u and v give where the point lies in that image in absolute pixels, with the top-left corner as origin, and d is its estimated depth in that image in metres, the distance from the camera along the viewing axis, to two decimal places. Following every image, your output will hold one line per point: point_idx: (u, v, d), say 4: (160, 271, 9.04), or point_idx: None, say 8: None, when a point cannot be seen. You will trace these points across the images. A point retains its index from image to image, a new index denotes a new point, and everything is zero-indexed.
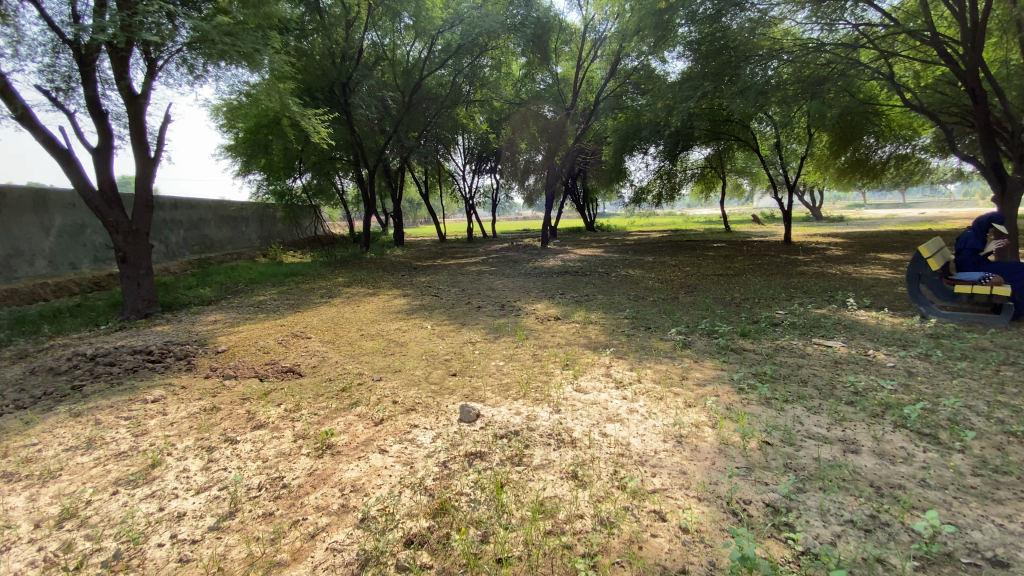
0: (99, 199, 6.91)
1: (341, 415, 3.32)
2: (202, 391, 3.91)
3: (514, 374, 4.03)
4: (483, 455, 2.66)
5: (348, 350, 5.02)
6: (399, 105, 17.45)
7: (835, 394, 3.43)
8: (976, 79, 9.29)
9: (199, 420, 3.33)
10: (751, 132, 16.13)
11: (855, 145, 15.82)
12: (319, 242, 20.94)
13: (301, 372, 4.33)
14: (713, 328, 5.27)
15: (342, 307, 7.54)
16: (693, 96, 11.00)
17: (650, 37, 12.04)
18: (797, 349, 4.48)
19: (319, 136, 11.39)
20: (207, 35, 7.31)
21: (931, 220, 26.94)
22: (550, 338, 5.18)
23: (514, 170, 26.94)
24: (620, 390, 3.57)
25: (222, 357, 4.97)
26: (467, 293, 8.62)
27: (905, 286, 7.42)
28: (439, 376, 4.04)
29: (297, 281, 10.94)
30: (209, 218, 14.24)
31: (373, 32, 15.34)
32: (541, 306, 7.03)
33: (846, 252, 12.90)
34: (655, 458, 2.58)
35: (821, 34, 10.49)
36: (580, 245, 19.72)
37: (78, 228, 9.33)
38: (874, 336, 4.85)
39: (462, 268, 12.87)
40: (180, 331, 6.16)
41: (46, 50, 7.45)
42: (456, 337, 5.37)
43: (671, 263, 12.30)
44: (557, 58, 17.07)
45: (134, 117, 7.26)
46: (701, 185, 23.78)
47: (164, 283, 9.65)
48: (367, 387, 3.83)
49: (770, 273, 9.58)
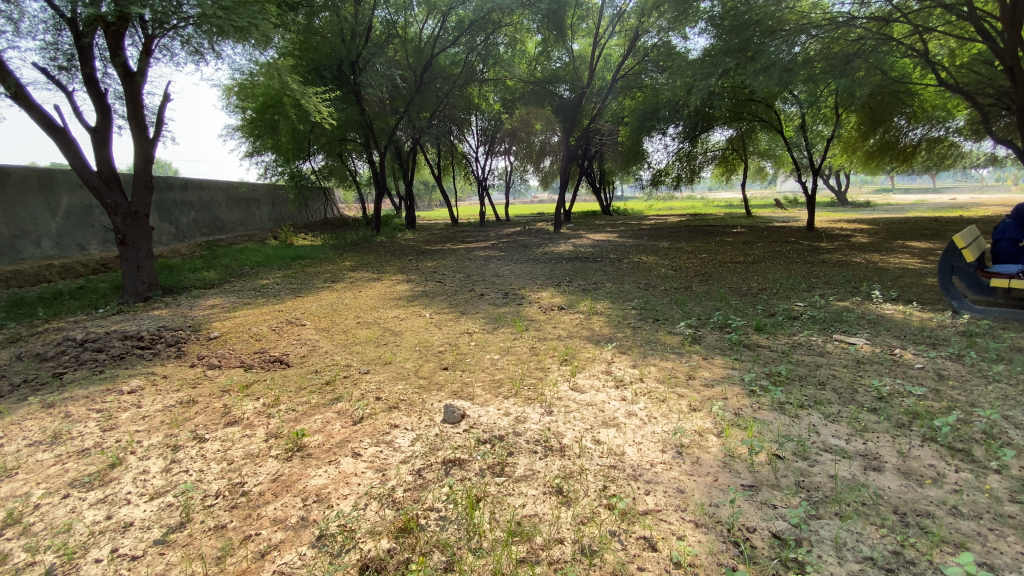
0: (97, 180, 6.79)
1: (320, 411, 3.12)
2: (182, 382, 3.78)
3: (508, 369, 3.79)
4: (462, 463, 2.43)
5: (341, 339, 4.82)
6: (410, 84, 17.04)
7: (856, 400, 3.12)
8: (1016, 58, 8.58)
9: (172, 414, 3.21)
10: (775, 112, 15.45)
11: (884, 126, 15.03)
12: (331, 225, 20.83)
13: (288, 362, 4.16)
14: (726, 321, 4.94)
15: (343, 293, 7.38)
16: (713, 75, 10.50)
17: (669, 12, 11.46)
18: (815, 347, 4.15)
19: (322, 114, 11.11)
20: (206, 11, 7.09)
21: (963, 207, 25.79)
22: (551, 330, 4.92)
23: (528, 152, 26.39)
24: (620, 389, 3.30)
25: (213, 344, 4.85)
26: (472, 279, 8.38)
27: (936, 279, 6.95)
28: (429, 370, 3.81)
29: (303, 265, 10.80)
30: (219, 200, 14.18)
31: (384, 9, 14.92)
32: (546, 294, 6.76)
33: (873, 240, 12.28)
34: (650, 472, 2.32)
35: (852, 8, 9.79)
36: (593, 229, 19.27)
37: (86, 209, 9.30)
38: (901, 333, 4.49)
39: (470, 253, 12.64)
40: (177, 315, 6.07)
41: (48, 28, 7.30)
42: (454, 327, 5.15)
43: (687, 249, 11.86)
44: (574, 35, 16.43)
45: (131, 96, 7.08)
46: (722, 168, 22.96)
47: (170, 265, 9.62)
48: (352, 381, 3.62)
49: (791, 262, 9.13)
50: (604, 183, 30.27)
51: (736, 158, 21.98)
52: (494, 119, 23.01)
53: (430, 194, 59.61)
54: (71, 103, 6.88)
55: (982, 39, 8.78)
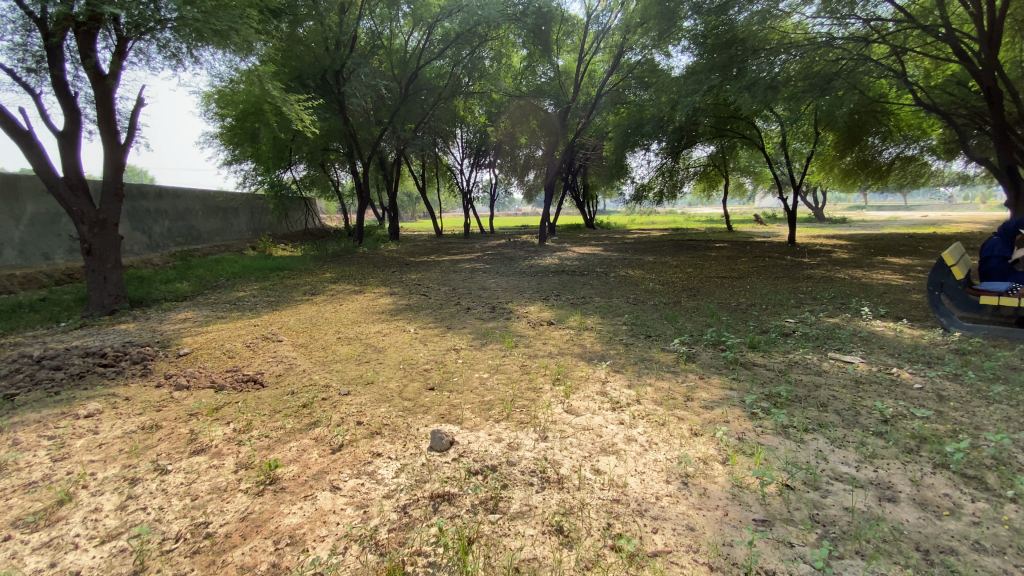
0: (63, 186, 6.45)
1: (295, 438, 2.89)
2: (145, 404, 3.49)
3: (499, 390, 3.58)
4: (452, 499, 2.23)
5: (319, 356, 4.57)
6: (395, 95, 16.92)
7: (859, 422, 3.02)
8: (992, 79, 8.85)
9: (132, 441, 2.94)
10: (756, 130, 15.71)
11: (860, 145, 15.42)
12: (311, 236, 20.42)
13: (263, 382, 3.90)
14: (719, 338, 4.84)
15: (323, 306, 7.11)
16: (698, 91, 10.48)
17: (652, 31, 11.61)
18: (812, 365, 4.06)
19: (304, 123, 10.87)
20: (185, 15, 6.87)
21: (935, 224, 26.55)
22: (541, 346, 4.75)
23: (513, 165, 26.39)
24: (617, 411, 3.14)
25: (182, 361, 4.55)
26: (458, 292, 8.20)
27: (920, 295, 7.00)
28: (414, 391, 3.59)
29: (282, 277, 10.46)
30: (195, 209, 13.75)
31: (369, 19, 14.83)
32: (535, 309, 6.62)
33: (853, 256, 12.47)
34: (656, 506, 2.15)
35: (831, 29, 10.05)
36: (578, 243, 19.26)
37: (53, 217, 8.87)
38: (895, 350, 4.44)
39: (455, 265, 12.46)
40: (145, 330, 5.73)
41: (16, 28, 6.97)
42: (440, 343, 4.94)
43: (673, 264, 11.89)
44: (559, 50, 16.58)
45: (102, 100, 6.77)
46: (704, 184, 23.27)
47: (141, 276, 9.20)
48: (331, 403, 3.39)
49: (777, 277, 9.17)
50: (588, 197, 30.50)
51: (717, 174, 22.31)
52: (480, 132, 22.99)
53: (414, 205, 59.47)
54: (37, 105, 6.55)
55: (960, 60, 9.06)
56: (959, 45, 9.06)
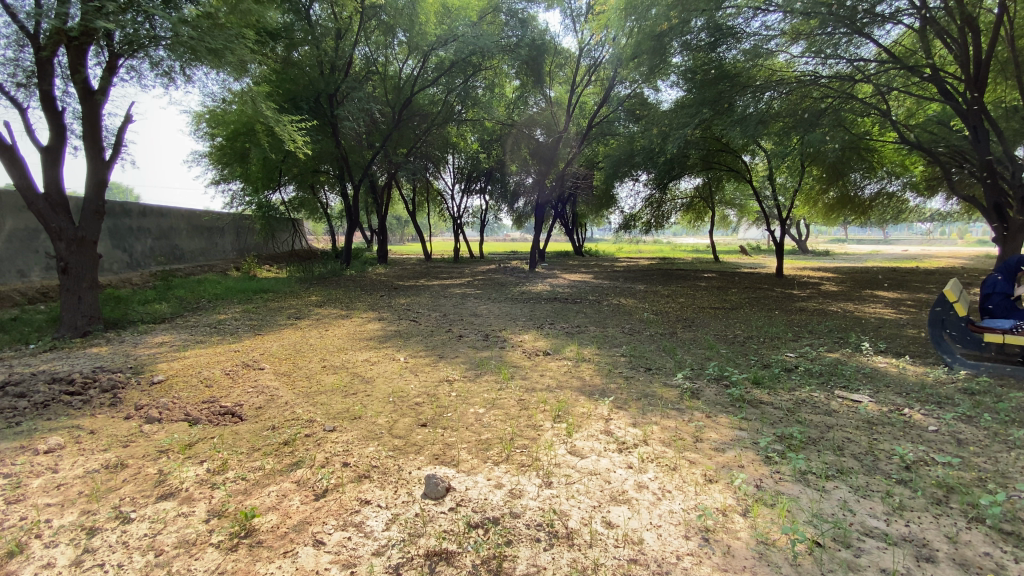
0: (43, 203, 6.17)
1: (275, 481, 2.63)
2: (112, 439, 3.19)
3: (496, 427, 3.36)
4: (451, 557, 2.00)
5: (303, 387, 4.29)
6: (389, 120, 16.99)
7: (879, 469, 2.86)
8: (977, 119, 9.26)
9: (94, 482, 2.66)
10: (743, 163, 16.00)
11: (843, 181, 15.76)
12: (298, 258, 20.10)
13: (242, 415, 3.62)
14: (722, 373, 4.68)
15: (308, 332, 6.83)
16: (690, 124, 10.51)
17: (643, 66, 11.23)
18: (821, 405, 3.90)
19: (296, 144, 10.72)
20: (181, 35, 6.78)
21: (918, 258, 27.13)
22: (539, 378, 4.54)
23: (503, 192, 26.53)
24: (623, 453, 2.94)
25: (156, 390, 4.25)
26: (449, 319, 8.01)
27: (915, 330, 6.98)
28: (405, 428, 3.34)
29: (266, 299, 10.15)
30: (180, 228, 13.46)
31: (365, 46, 14.91)
32: (529, 337, 6.43)
33: (842, 289, 12.61)
34: (678, 568, 1.95)
35: (816, 67, 10.31)
36: (568, 269, 19.25)
37: (30, 233, 8.49)
38: (902, 389, 4.33)
39: (445, 290, 12.27)
40: (118, 354, 5.40)
41: (9, 43, 6.76)
42: (431, 373, 4.71)
43: (664, 293, 11.86)
44: (552, 82, 16.88)
45: (90, 116, 6.55)
46: (691, 215, 23.57)
47: (119, 297, 8.82)
48: (315, 441, 3.13)
49: (769, 309, 9.16)
50: (577, 225, 30.72)
51: (703, 206, 22.63)
52: (471, 158, 23.18)
53: (403, 227, 59.42)
54: (23, 120, 6.31)
55: (946, 100, 9.47)
56: (945, 85, 9.45)
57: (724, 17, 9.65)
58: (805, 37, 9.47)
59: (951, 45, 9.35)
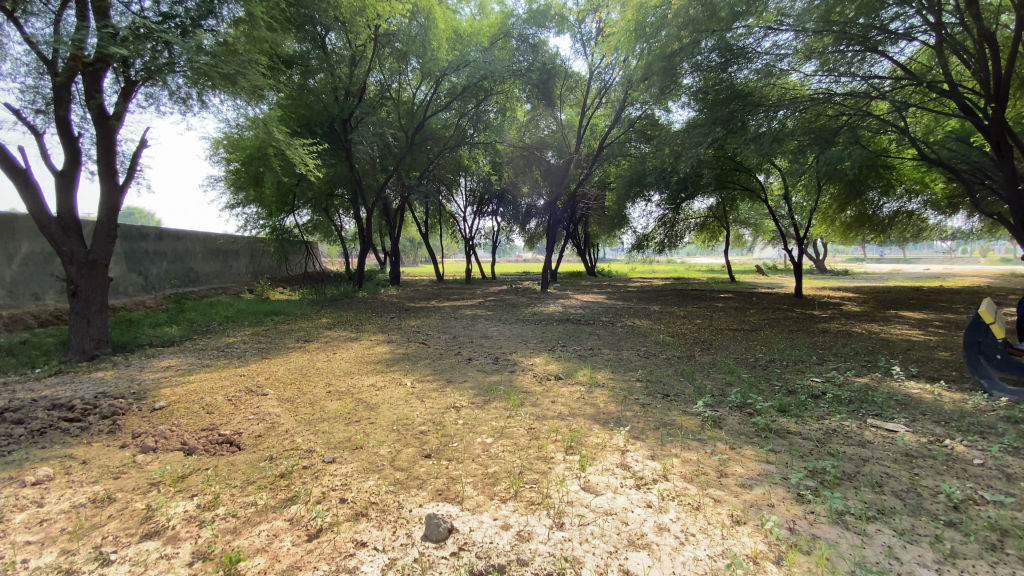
0: (55, 227, 6.22)
1: (267, 519, 2.46)
2: (103, 471, 3.06)
3: (505, 459, 3.16)
4: None
5: (306, 414, 4.13)
6: (402, 144, 17.17)
7: (924, 509, 2.59)
8: (1001, 134, 8.94)
9: (78, 518, 2.52)
10: (757, 182, 15.80)
11: (861, 200, 15.45)
12: (311, 280, 20.21)
13: (240, 444, 3.48)
14: (744, 400, 4.42)
15: (316, 355, 6.71)
16: (703, 143, 10.37)
17: (653, 87, 11.16)
18: (853, 435, 3.64)
19: (307, 167, 10.79)
20: (195, 61, 6.88)
21: (941, 277, 26.49)
22: (550, 405, 4.34)
23: (515, 213, 26.57)
24: (642, 490, 2.72)
25: (157, 416, 4.14)
26: (459, 341, 7.84)
27: (946, 352, 6.64)
28: (408, 459, 3.17)
29: (277, 322, 10.10)
30: (195, 251, 13.61)
31: (379, 73, 15.19)
32: (540, 361, 6.23)
33: (865, 309, 12.22)
34: None
35: (829, 85, 10.17)
36: (580, 290, 19.05)
37: (45, 257, 8.58)
38: (940, 418, 4.03)
39: (456, 311, 12.14)
40: (122, 378, 5.32)
41: (29, 71, 6.93)
42: (439, 399, 4.51)
43: (680, 314, 11.58)
44: (562, 105, 17.01)
45: (104, 140, 6.64)
46: (706, 234, 23.30)
47: (130, 320, 8.84)
48: (313, 473, 2.96)
49: (790, 330, 8.84)
50: (589, 246, 30.58)
51: (717, 226, 22.40)
52: (483, 181, 23.30)
53: (416, 250, 59.96)
54: (39, 145, 6.41)
55: (967, 116, 9.20)
56: (965, 101, 9.19)
57: (734, 38, 9.57)
58: (818, 55, 9.34)
59: (968, 62, 9.16)
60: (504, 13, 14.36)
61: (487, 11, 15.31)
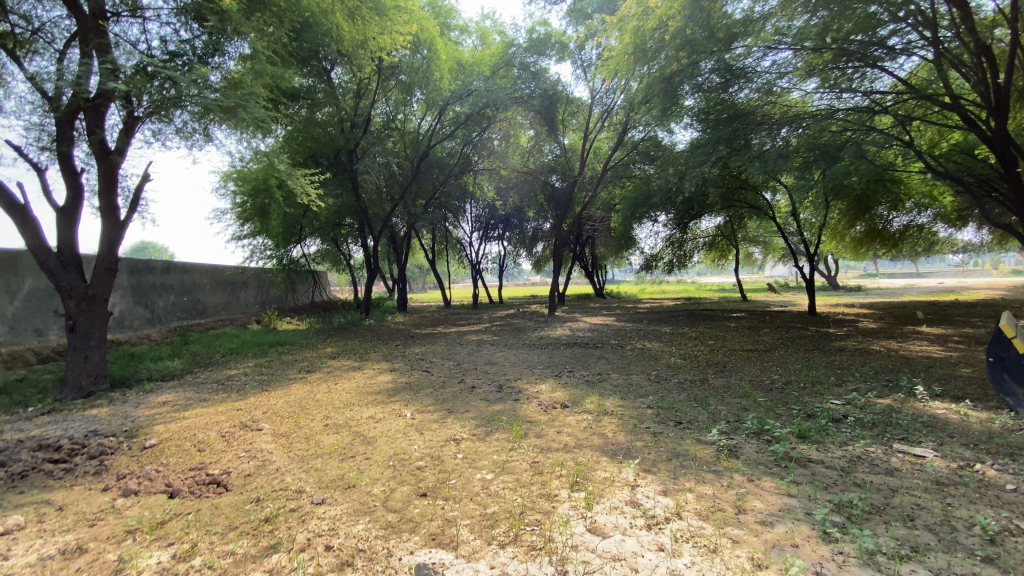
0: (54, 261, 6.21)
1: (244, 571, 2.27)
2: (78, 518, 2.90)
3: (505, 497, 2.96)
4: None
5: (300, 450, 3.95)
6: (406, 172, 17.28)
7: (960, 545, 2.33)
8: (1005, 146, 8.65)
9: (43, 571, 2.35)
10: (764, 200, 15.66)
11: (870, 215, 15.23)
12: (318, 309, 20.19)
13: (228, 484, 3.31)
14: (761, 427, 4.16)
15: (316, 387, 6.54)
16: (706, 162, 10.28)
17: (655, 108, 11.10)
18: (879, 462, 3.38)
19: (309, 196, 10.82)
20: (197, 96, 6.94)
21: (956, 291, 25.83)
22: (555, 436, 4.12)
23: (521, 238, 26.53)
24: (653, 531, 2.50)
25: (146, 455, 3.99)
26: (463, 368, 7.66)
27: (971, 369, 6.33)
28: (402, 499, 2.97)
29: (281, 352, 9.98)
30: (203, 283, 13.68)
31: (384, 105, 15.44)
32: (546, 388, 6.02)
33: (882, 325, 11.86)
34: None
35: (830, 102, 10.11)
36: (589, 312, 18.84)
37: (49, 293, 8.60)
38: (970, 440, 3.75)
39: (462, 337, 11.99)
40: (116, 416, 5.18)
41: (36, 110, 7.07)
42: (438, 432, 4.31)
43: (692, 335, 11.30)
44: (565, 130, 17.11)
45: (106, 175, 6.69)
46: (714, 254, 23.08)
47: (132, 354, 8.75)
48: (300, 516, 2.79)
49: (806, 350, 8.54)
50: (597, 268, 30.43)
51: (726, 245, 22.21)
52: (488, 206, 23.42)
53: (424, 277, 60.16)
54: (42, 181, 6.46)
55: (968, 128, 8.99)
56: (967, 113, 9.00)
57: (733, 58, 9.57)
58: (819, 71, 9.31)
59: (969, 74, 9.02)
60: (505, 44, 14.53)
61: (489, 42, 15.60)
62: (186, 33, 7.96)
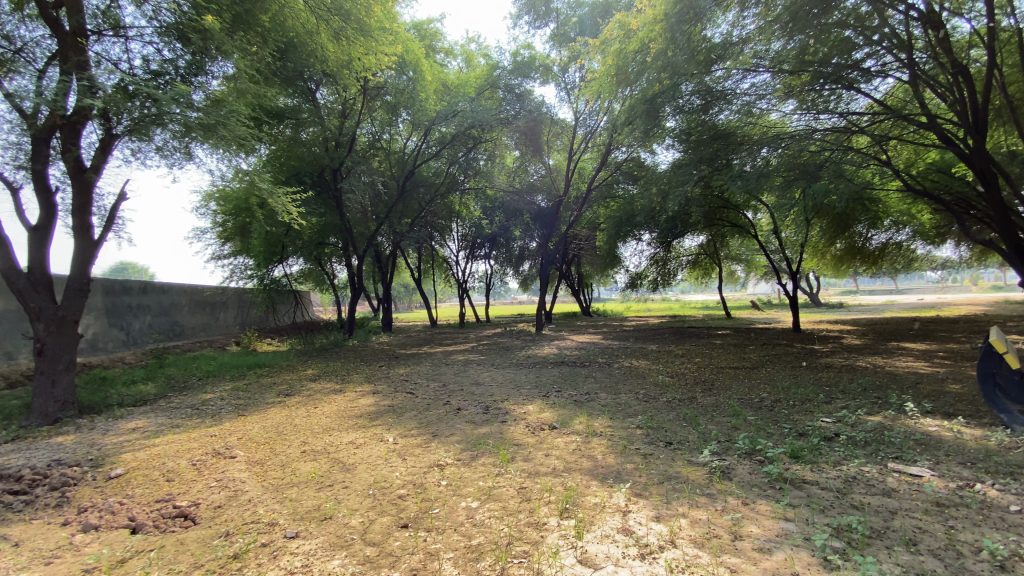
0: (24, 282, 5.96)
1: None
2: (33, 556, 2.69)
3: (492, 527, 2.81)
4: None
5: (275, 480, 3.76)
6: (391, 191, 17.17)
7: (968, 571, 2.25)
8: (984, 162, 8.85)
9: None
10: (747, 219, 15.88)
11: (849, 233, 15.50)
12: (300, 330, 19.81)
13: (197, 517, 3.11)
14: (753, 447, 4.07)
15: (295, 411, 6.30)
16: (689, 181, 10.40)
17: (637, 130, 11.19)
18: (875, 482, 3.31)
19: (290, 214, 10.65)
20: (177, 112, 6.81)
21: (936, 307, 26.21)
22: (543, 459, 3.98)
23: (508, 256, 26.45)
24: (647, 561, 2.38)
25: (112, 485, 3.76)
26: (448, 390, 7.45)
27: (958, 385, 6.32)
28: (383, 531, 2.81)
29: (260, 375, 9.68)
30: (181, 303, 13.34)
31: (370, 125, 15.33)
32: (534, 409, 5.86)
33: (866, 342, 11.95)
34: None
35: (808, 123, 10.34)
36: (575, 331, 18.72)
37: (18, 315, 8.28)
38: (966, 459, 3.70)
39: (447, 357, 11.78)
40: (82, 443, 4.91)
41: (12, 128, 6.89)
42: (421, 457, 4.14)
43: (678, 353, 11.24)
44: (549, 150, 17.29)
45: (80, 193, 6.50)
46: (698, 272, 23.28)
47: (103, 378, 8.41)
48: (273, 551, 2.61)
49: (792, 367, 8.51)
50: (583, 287, 30.47)
51: (709, 263, 22.44)
52: (474, 225, 23.37)
53: (409, 297, 59.74)
54: (14, 201, 6.25)
55: (947, 147, 9.22)
56: (944, 131, 9.22)
57: (713, 80, 9.69)
58: (797, 92, 9.54)
59: (942, 96, 9.27)
60: (490, 66, 14.78)
61: (474, 65, 15.79)
62: (168, 52, 7.88)
